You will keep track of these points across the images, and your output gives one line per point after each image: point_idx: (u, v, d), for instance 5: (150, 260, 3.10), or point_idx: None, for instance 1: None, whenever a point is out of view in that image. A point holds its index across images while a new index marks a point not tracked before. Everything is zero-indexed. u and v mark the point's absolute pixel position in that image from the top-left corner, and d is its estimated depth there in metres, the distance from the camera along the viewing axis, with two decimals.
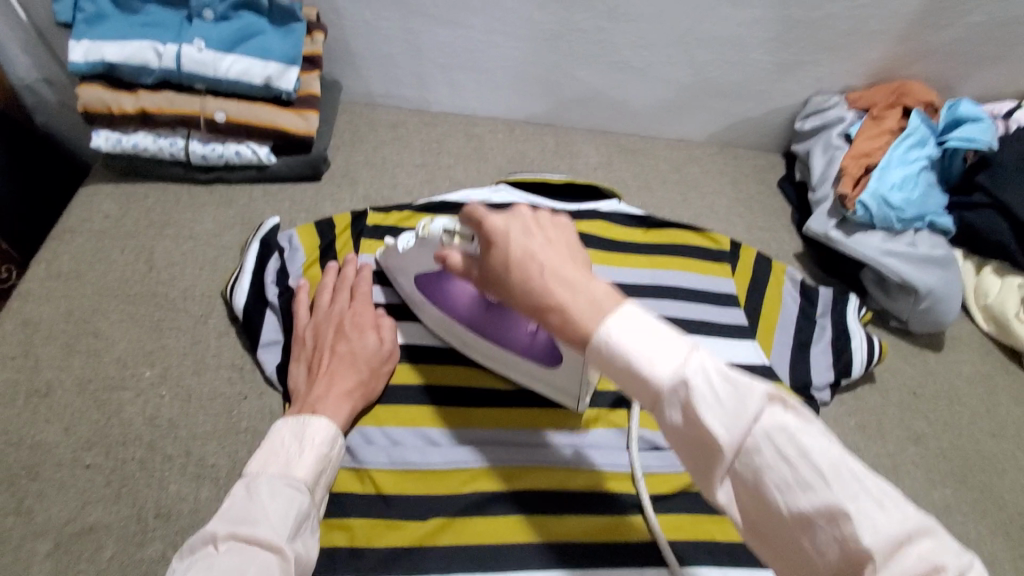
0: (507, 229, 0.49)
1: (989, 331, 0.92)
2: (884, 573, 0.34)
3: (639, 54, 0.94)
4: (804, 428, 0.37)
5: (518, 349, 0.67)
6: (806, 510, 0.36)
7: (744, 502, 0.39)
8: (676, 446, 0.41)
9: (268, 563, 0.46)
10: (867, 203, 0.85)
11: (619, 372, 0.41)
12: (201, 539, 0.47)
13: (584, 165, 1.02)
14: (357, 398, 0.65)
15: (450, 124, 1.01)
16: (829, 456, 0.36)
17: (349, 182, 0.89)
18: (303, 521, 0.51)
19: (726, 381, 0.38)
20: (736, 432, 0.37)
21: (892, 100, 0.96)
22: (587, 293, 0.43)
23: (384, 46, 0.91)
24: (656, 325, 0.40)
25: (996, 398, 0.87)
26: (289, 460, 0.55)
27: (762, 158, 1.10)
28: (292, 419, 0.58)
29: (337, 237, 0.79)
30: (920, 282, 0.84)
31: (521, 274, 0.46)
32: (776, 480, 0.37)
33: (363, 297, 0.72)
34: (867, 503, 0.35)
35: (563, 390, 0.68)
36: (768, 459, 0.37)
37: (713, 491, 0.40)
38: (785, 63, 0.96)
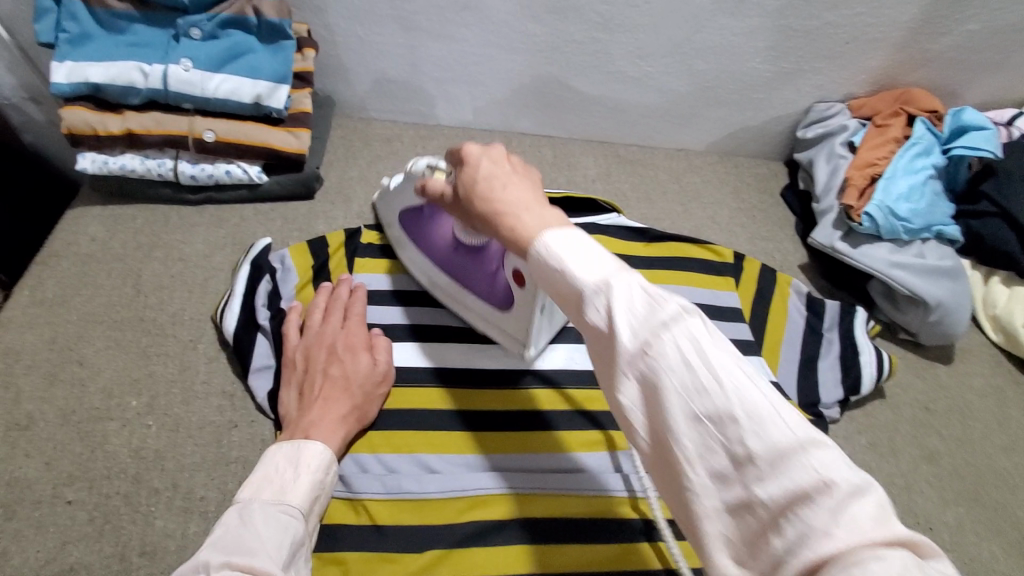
0: (479, 153, 0.50)
1: (998, 341, 0.90)
2: (769, 484, 0.31)
3: (636, 65, 0.93)
4: (711, 337, 0.34)
5: (476, 289, 0.72)
6: (700, 415, 0.33)
7: (640, 405, 0.36)
8: (594, 356, 0.39)
9: None
10: (873, 214, 0.83)
11: (549, 279, 0.41)
12: (191, 566, 0.44)
13: (583, 177, 1.01)
14: (350, 424, 0.63)
15: (445, 137, 0.99)
16: (731, 364, 0.33)
17: (343, 199, 0.87)
18: (297, 551, 0.49)
19: (646, 291, 0.36)
20: (641, 334, 0.35)
21: (895, 107, 0.94)
22: (537, 214, 0.44)
23: (376, 61, 0.89)
24: (591, 241, 0.40)
25: (1008, 411, 0.84)
26: (284, 487, 0.53)
27: (763, 167, 1.08)
28: (287, 444, 0.56)
29: (330, 257, 0.78)
30: (930, 294, 0.82)
31: (481, 193, 0.47)
32: (674, 384, 0.33)
33: (356, 319, 0.70)
34: (766, 412, 0.31)
35: (514, 336, 0.71)
36: (668, 357, 0.34)
37: (613, 393, 0.37)
38: (785, 71, 0.95)
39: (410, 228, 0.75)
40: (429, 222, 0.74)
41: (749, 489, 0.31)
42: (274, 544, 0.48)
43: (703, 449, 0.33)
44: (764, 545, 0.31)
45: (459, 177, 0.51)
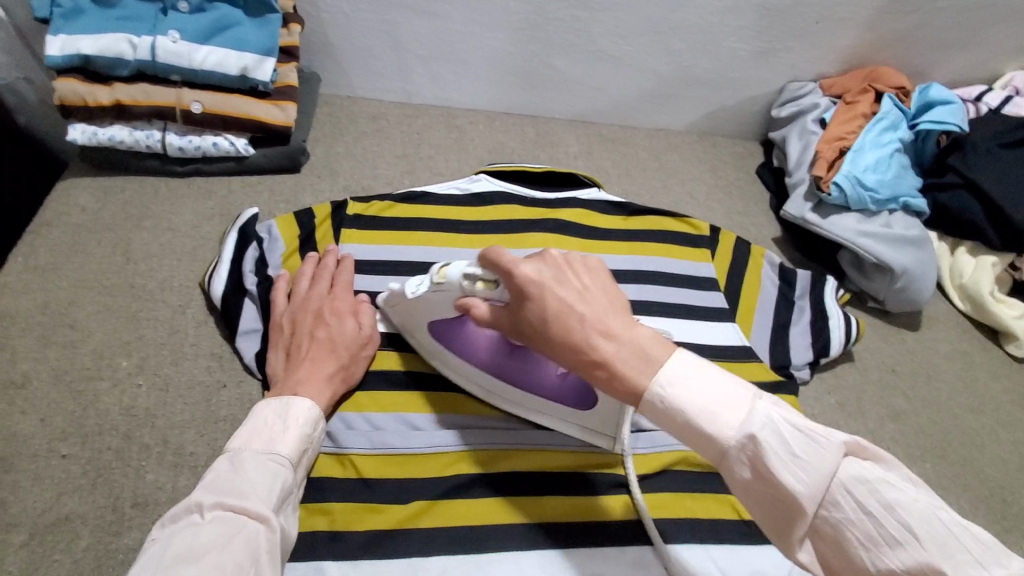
0: (538, 284, 0.50)
1: (965, 310, 0.93)
2: None
3: (617, 44, 0.95)
4: (884, 483, 0.40)
5: (548, 393, 0.65)
6: (894, 567, 0.39)
7: (826, 554, 0.43)
8: (753, 505, 0.45)
9: (256, 533, 0.46)
10: (841, 184, 0.86)
11: (685, 433, 0.45)
12: (183, 508, 0.46)
13: (565, 155, 1.03)
14: (337, 384, 0.65)
15: (431, 116, 1.01)
16: (914, 513, 0.39)
17: (329, 173, 0.89)
18: (284, 497, 0.52)
19: (800, 437, 0.42)
20: (815, 488, 0.41)
21: (864, 85, 0.97)
22: (635, 347, 0.46)
23: (361, 38, 0.91)
24: (708, 384, 0.44)
25: (972, 373, 0.88)
26: (273, 438, 0.55)
27: (740, 146, 1.11)
28: (274, 401, 0.58)
29: (316, 227, 0.80)
30: (898, 261, 0.85)
31: (560, 331, 0.48)
32: (860, 536, 0.40)
33: (341, 285, 0.72)
34: (963, 561, 0.37)
35: (600, 432, 0.65)
36: (853, 514, 0.41)
37: (796, 551, 0.44)
38: (759, 51, 0.98)
39: (449, 343, 0.67)
40: (472, 334, 0.66)
41: None
42: (264, 489, 0.50)
43: None
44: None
45: (520, 308, 0.51)
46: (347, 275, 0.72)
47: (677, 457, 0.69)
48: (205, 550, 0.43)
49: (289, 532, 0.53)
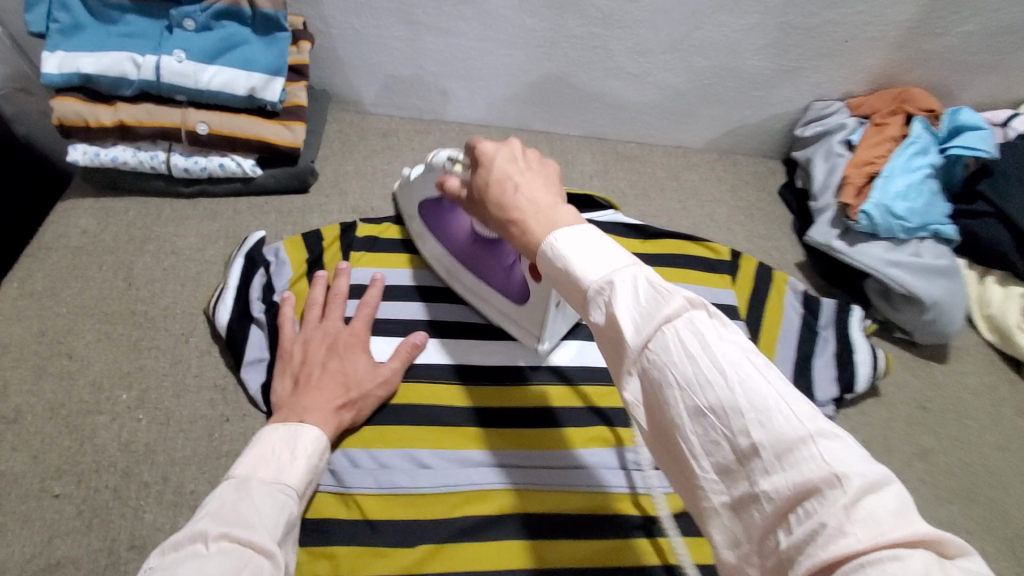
0: (492, 152, 0.53)
1: (993, 341, 0.90)
2: (773, 474, 0.34)
3: (637, 61, 0.92)
4: (715, 333, 0.38)
5: (495, 283, 0.72)
6: (703, 408, 0.36)
7: (647, 400, 0.40)
8: (606, 354, 0.43)
9: (262, 567, 0.41)
10: (870, 212, 0.82)
11: (559, 279, 0.46)
12: (187, 537, 0.42)
13: (580, 174, 1.00)
14: (344, 418, 0.62)
15: (443, 132, 0.99)
16: (734, 358, 0.37)
17: (338, 192, 0.87)
18: (288, 531, 0.49)
19: (651, 288, 0.41)
20: (646, 331, 0.39)
21: (893, 107, 0.93)
22: (548, 215, 0.48)
23: (373, 55, 0.89)
24: (595, 238, 0.45)
25: (1000, 410, 0.84)
26: (279, 468, 0.52)
27: (761, 165, 1.07)
28: (281, 427, 0.56)
29: (325, 250, 0.77)
30: (927, 293, 0.81)
31: (494, 193, 0.52)
32: (679, 379, 0.37)
33: (362, 317, 0.71)
34: (772, 405, 0.34)
35: (527, 329, 0.72)
36: (674, 355, 0.38)
37: (623, 391, 0.42)
38: (783, 69, 0.94)
39: (429, 223, 0.76)
40: (449, 214, 0.75)
41: (754, 479, 0.35)
42: (270, 520, 0.47)
43: (710, 444, 0.37)
44: (772, 535, 0.34)
45: (474, 176, 0.55)
46: (370, 309, 0.71)
47: None
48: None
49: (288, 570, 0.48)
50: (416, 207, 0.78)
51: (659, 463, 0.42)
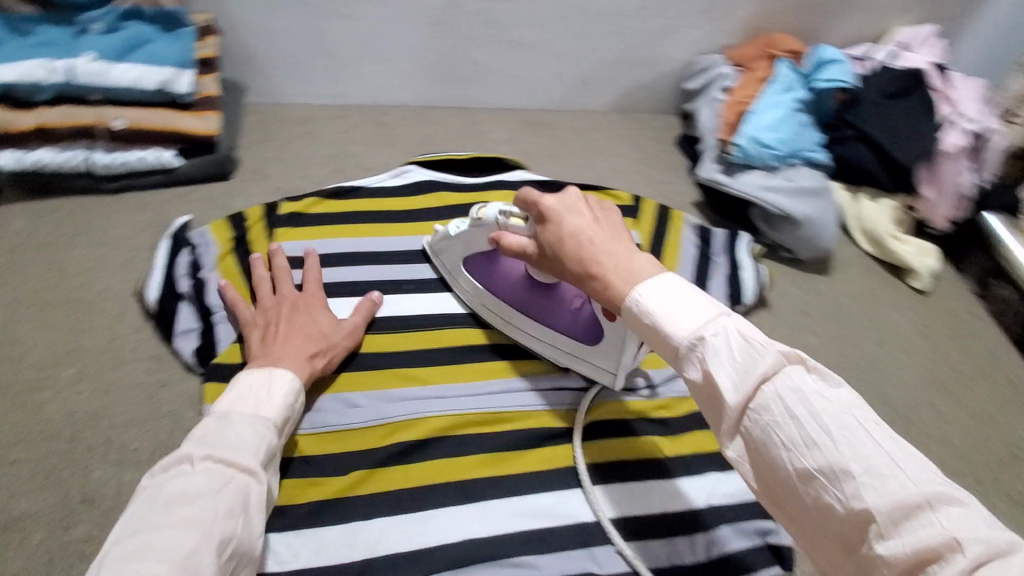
0: (561, 212, 0.62)
1: (870, 251, 1.00)
2: (891, 539, 0.37)
3: (530, 31, 1.00)
4: (821, 397, 0.42)
5: (561, 325, 0.74)
6: (809, 470, 0.41)
7: (751, 460, 0.45)
8: (700, 405, 0.49)
9: (243, 485, 0.50)
10: (742, 144, 0.92)
11: (646, 330, 0.52)
12: (175, 460, 0.50)
13: (493, 142, 1.07)
14: (315, 365, 0.67)
15: (358, 115, 1.05)
16: (841, 419, 0.41)
17: (260, 177, 0.92)
18: (271, 455, 0.56)
19: (744, 343, 0.46)
20: (742, 388, 0.45)
21: (762, 52, 1.03)
22: (628, 264, 0.55)
23: (281, 46, 0.95)
24: (683, 291, 0.51)
25: (878, 309, 0.94)
26: (260, 402, 0.58)
27: (660, 120, 1.17)
28: (258, 371, 0.61)
29: (250, 229, 0.83)
30: (800, 211, 0.91)
31: (571, 248, 0.59)
32: (783, 440, 0.42)
33: (311, 281, 0.76)
34: (880, 464, 0.39)
35: (602, 369, 0.73)
36: (773, 413, 0.43)
37: (725, 449, 0.47)
38: (663, 28, 1.04)
39: (479, 276, 0.79)
40: (498, 266, 0.77)
41: (873, 544, 0.38)
42: (251, 447, 0.53)
43: (822, 504, 0.41)
44: None
45: (543, 232, 0.63)
46: (316, 274, 0.77)
47: (600, 412, 0.75)
48: (194, 495, 0.47)
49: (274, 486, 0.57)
50: (461, 264, 0.80)
51: (775, 520, 0.46)
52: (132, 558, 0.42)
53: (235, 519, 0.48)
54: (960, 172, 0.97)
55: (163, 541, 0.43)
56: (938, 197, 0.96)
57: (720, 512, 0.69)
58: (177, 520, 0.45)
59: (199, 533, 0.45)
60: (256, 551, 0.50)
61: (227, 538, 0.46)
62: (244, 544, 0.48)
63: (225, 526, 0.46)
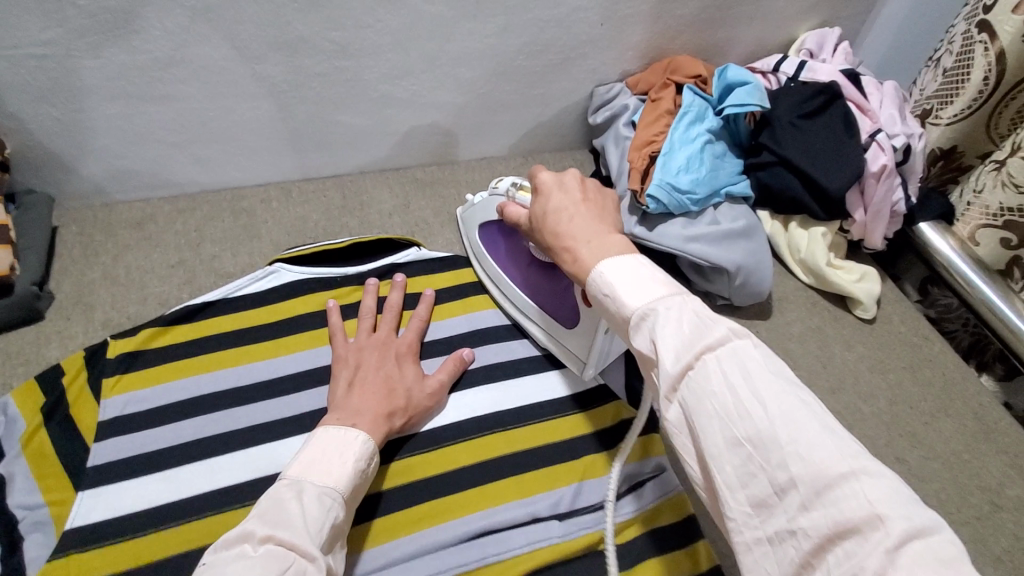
0: (553, 189, 0.63)
1: (809, 283, 0.92)
2: (813, 511, 0.37)
3: (399, 86, 0.86)
4: (760, 371, 0.42)
5: (548, 307, 0.76)
6: (741, 439, 0.40)
7: (685, 427, 0.44)
8: (644, 372, 0.48)
9: (302, 570, 0.45)
10: (655, 194, 0.81)
11: (605, 301, 0.52)
12: (237, 536, 0.47)
13: (378, 214, 0.93)
14: (394, 424, 0.64)
15: (211, 205, 0.88)
16: (777, 393, 0.41)
17: (83, 309, 0.74)
18: (335, 533, 0.51)
19: (697, 318, 0.46)
20: (686, 357, 0.44)
21: (664, 79, 0.93)
22: (601, 241, 0.56)
23: (90, 141, 0.76)
24: (646, 269, 0.51)
25: (828, 349, 0.85)
26: (331, 467, 0.55)
27: (568, 160, 1.06)
28: (332, 429, 0.58)
29: (68, 387, 0.65)
30: (731, 259, 0.81)
31: (551, 224, 0.61)
32: (718, 409, 0.41)
33: (414, 328, 0.75)
34: (810, 437, 0.38)
35: (574, 353, 0.74)
36: (712, 382, 0.42)
37: (662, 416, 0.45)
38: (553, 63, 0.91)
39: (492, 249, 0.82)
40: (511, 237, 0.80)
41: (791, 516, 0.37)
42: (318, 523, 0.50)
43: (748, 475, 0.39)
44: None
45: (534, 204, 0.64)
46: (420, 322, 0.75)
47: (534, 556, 0.61)
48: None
49: (338, 568, 0.51)
50: (479, 229, 0.83)
51: (700, 497, 0.44)
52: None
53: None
54: (895, 189, 0.87)
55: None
56: (870, 218, 0.87)
57: None
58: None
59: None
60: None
61: None
62: None
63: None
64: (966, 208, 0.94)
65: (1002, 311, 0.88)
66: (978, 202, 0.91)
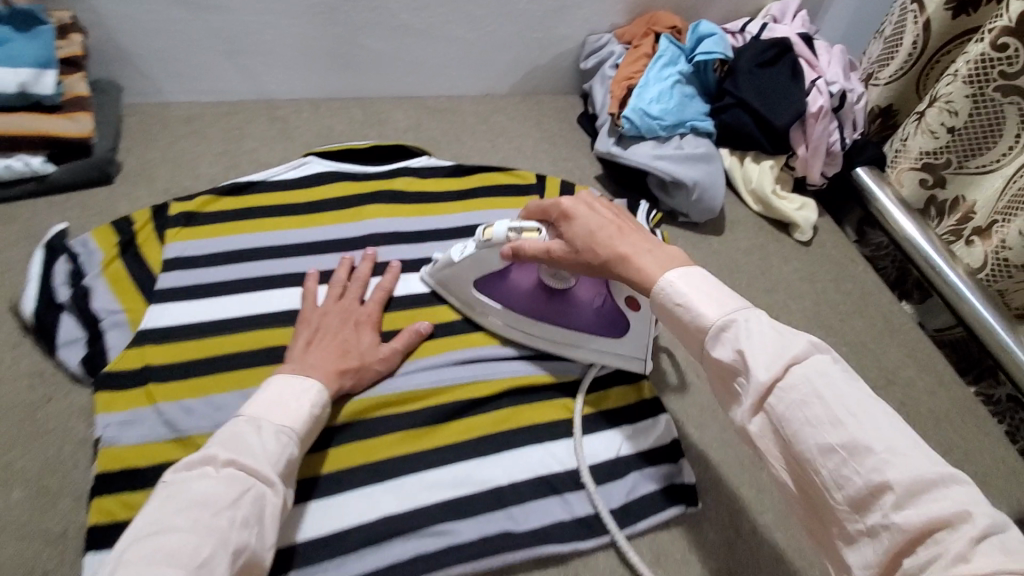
0: (585, 212, 0.65)
1: (758, 211, 1.07)
2: (906, 509, 0.41)
3: (419, 17, 1.00)
4: (843, 379, 0.46)
5: (586, 326, 0.76)
6: (833, 445, 0.44)
7: (773, 433, 0.48)
8: (724, 381, 0.52)
9: (261, 493, 0.50)
10: (630, 116, 0.97)
11: (676, 314, 0.55)
12: (200, 459, 0.51)
13: (394, 130, 1.07)
14: (344, 383, 0.68)
15: (251, 110, 1.02)
16: (861, 403, 0.45)
17: (145, 179, 0.88)
18: (289, 467, 0.56)
19: (775, 330, 0.50)
20: (775, 368, 0.47)
21: (646, 29, 1.09)
22: (656, 253, 0.60)
23: (156, 42, 0.90)
24: (712, 283, 0.55)
25: (768, 261, 1.02)
26: (286, 411, 0.59)
27: (562, 101, 1.20)
28: (286, 376, 0.63)
29: (137, 232, 0.79)
30: (690, 175, 0.97)
31: (601, 240, 0.63)
32: (809, 416, 0.45)
33: (376, 299, 0.78)
34: (898, 445, 0.43)
35: (632, 355, 0.77)
36: (801, 393, 0.46)
37: (749, 422, 0.50)
38: (552, 9, 1.06)
39: (495, 297, 0.78)
40: (511, 282, 0.77)
41: (885, 513, 0.42)
42: (275, 456, 0.55)
43: (840, 476, 0.44)
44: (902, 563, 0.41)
45: (568, 228, 0.66)
46: (383, 293, 0.79)
47: (512, 379, 0.76)
48: (214, 500, 0.47)
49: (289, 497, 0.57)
50: (470, 287, 0.78)
51: (793, 498, 0.49)
52: (149, 561, 0.42)
53: (250, 529, 0.48)
54: (831, 130, 1.04)
55: (178, 544, 0.43)
56: (810, 153, 1.03)
57: (629, 460, 0.73)
58: (194, 525, 0.45)
59: (214, 540, 0.45)
60: (265, 565, 0.49)
61: (240, 549, 0.46)
62: (256, 556, 0.48)
63: (240, 535, 0.47)
64: (896, 156, 1.11)
65: (914, 237, 1.04)
66: (904, 150, 1.08)
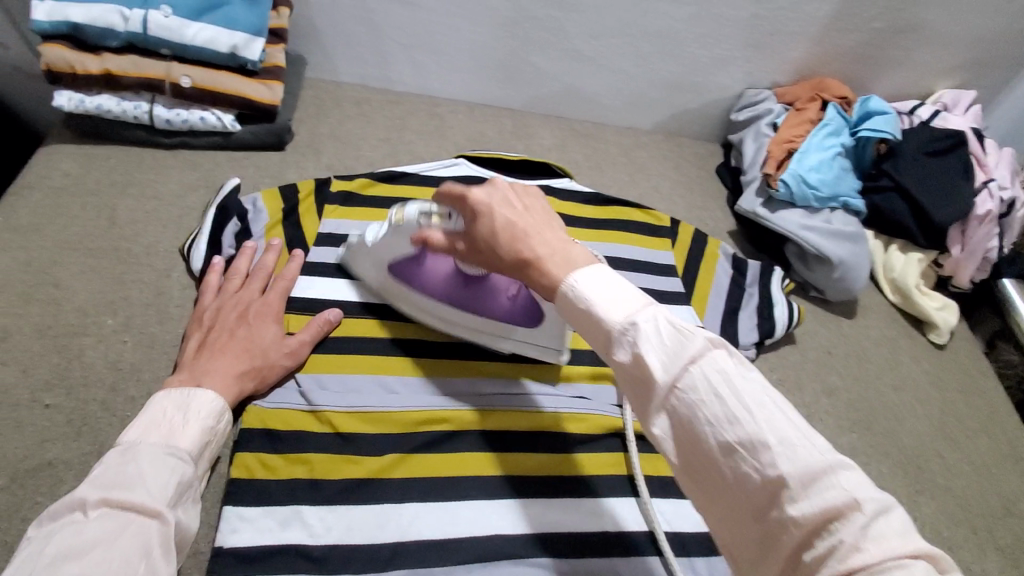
0: (489, 203, 0.57)
1: (895, 301, 1.03)
2: (802, 501, 0.37)
3: (590, 44, 1.01)
4: (739, 374, 0.41)
5: (501, 317, 0.73)
6: (732, 443, 0.39)
7: (675, 434, 0.43)
8: (626, 386, 0.46)
9: (144, 527, 0.43)
10: (787, 180, 0.94)
11: (578, 314, 0.48)
12: (66, 506, 0.43)
13: (540, 147, 1.09)
14: (246, 385, 0.64)
15: (411, 103, 1.05)
16: (760, 398, 0.40)
17: (313, 152, 0.93)
18: (185, 491, 0.48)
19: (671, 327, 0.43)
20: (672, 369, 0.42)
21: (812, 94, 1.06)
22: (563, 254, 0.52)
23: (345, 25, 0.95)
24: (615, 279, 0.48)
25: (897, 356, 0.97)
26: (173, 430, 0.52)
27: (704, 148, 1.19)
28: (172, 393, 0.56)
29: (300, 203, 0.83)
30: (837, 253, 0.93)
31: (506, 236, 0.55)
32: (709, 416, 0.40)
33: (278, 289, 0.73)
34: (794, 439, 0.38)
35: (547, 347, 0.75)
36: (699, 392, 0.41)
37: (650, 426, 0.44)
38: (720, 58, 1.05)
39: (412, 283, 0.74)
40: (425, 268, 0.73)
41: (784, 507, 0.38)
42: (160, 482, 0.46)
43: (738, 472, 0.40)
44: (801, 556, 0.37)
45: (474, 222, 0.58)
46: (286, 283, 0.74)
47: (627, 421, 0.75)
48: (82, 548, 0.40)
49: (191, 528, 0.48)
50: (386, 269, 0.75)
51: (690, 495, 0.45)
52: None
53: (134, 568, 0.40)
54: (991, 236, 0.99)
55: None
56: (965, 255, 0.99)
57: None
58: None
59: None
60: None
61: None
62: None
63: None
64: None
65: None
66: None
